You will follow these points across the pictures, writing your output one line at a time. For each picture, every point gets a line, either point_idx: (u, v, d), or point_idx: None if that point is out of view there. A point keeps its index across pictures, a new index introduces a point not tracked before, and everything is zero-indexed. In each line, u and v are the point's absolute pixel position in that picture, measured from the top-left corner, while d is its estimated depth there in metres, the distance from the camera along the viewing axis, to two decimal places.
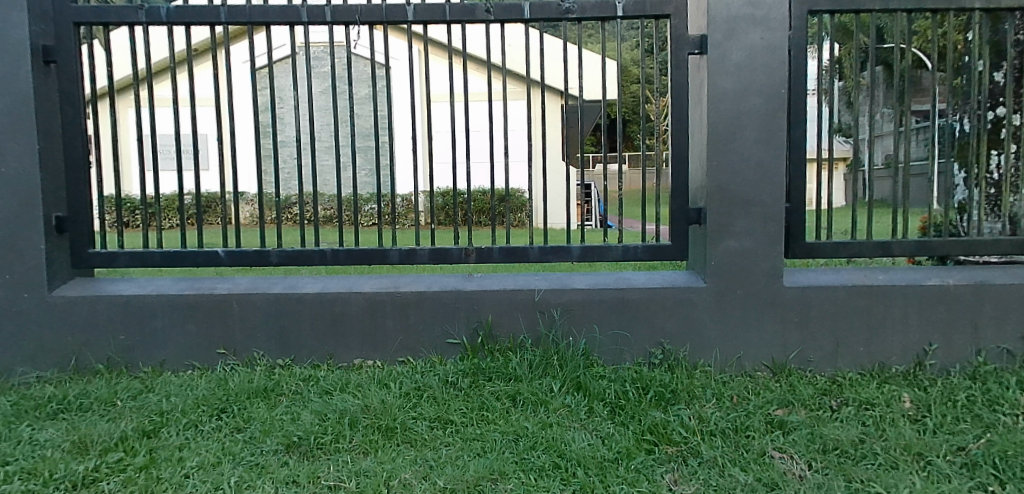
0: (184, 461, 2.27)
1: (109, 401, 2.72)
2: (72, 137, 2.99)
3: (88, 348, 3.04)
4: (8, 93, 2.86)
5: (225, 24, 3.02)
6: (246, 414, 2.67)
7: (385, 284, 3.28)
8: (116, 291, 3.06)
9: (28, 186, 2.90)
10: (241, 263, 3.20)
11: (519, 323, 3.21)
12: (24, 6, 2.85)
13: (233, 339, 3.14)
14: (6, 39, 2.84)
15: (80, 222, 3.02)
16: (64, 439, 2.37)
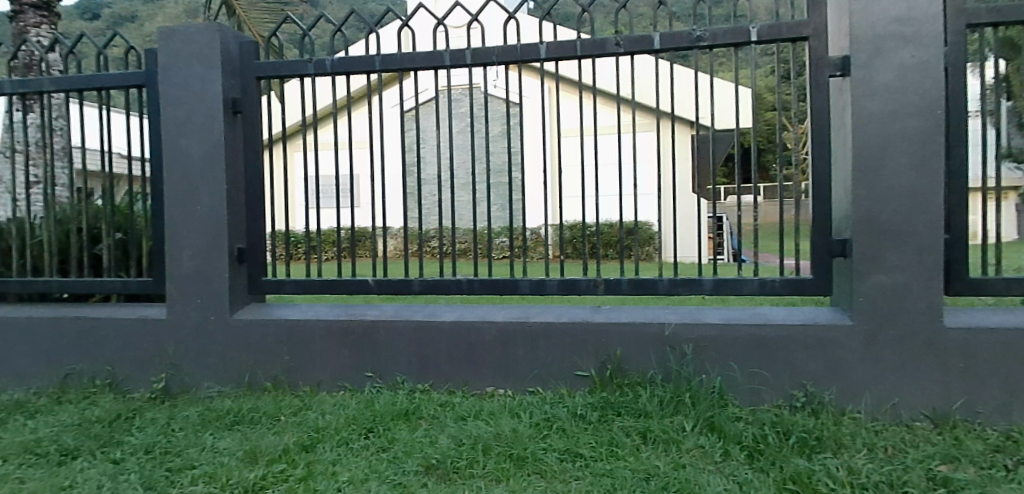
0: (337, 475, 2.53)
1: (275, 416, 3.06)
2: (252, 178, 3.43)
3: (258, 367, 3.40)
4: (205, 139, 3.31)
5: (379, 71, 3.38)
6: (390, 435, 2.91)
7: (517, 314, 3.43)
8: (284, 316, 3.42)
9: (217, 221, 3.32)
10: (388, 291, 3.51)
11: (648, 356, 3.19)
12: (220, 66, 3.30)
13: (379, 363, 3.43)
14: (204, 94, 3.31)
15: (258, 253, 3.44)
16: (239, 448, 2.70)
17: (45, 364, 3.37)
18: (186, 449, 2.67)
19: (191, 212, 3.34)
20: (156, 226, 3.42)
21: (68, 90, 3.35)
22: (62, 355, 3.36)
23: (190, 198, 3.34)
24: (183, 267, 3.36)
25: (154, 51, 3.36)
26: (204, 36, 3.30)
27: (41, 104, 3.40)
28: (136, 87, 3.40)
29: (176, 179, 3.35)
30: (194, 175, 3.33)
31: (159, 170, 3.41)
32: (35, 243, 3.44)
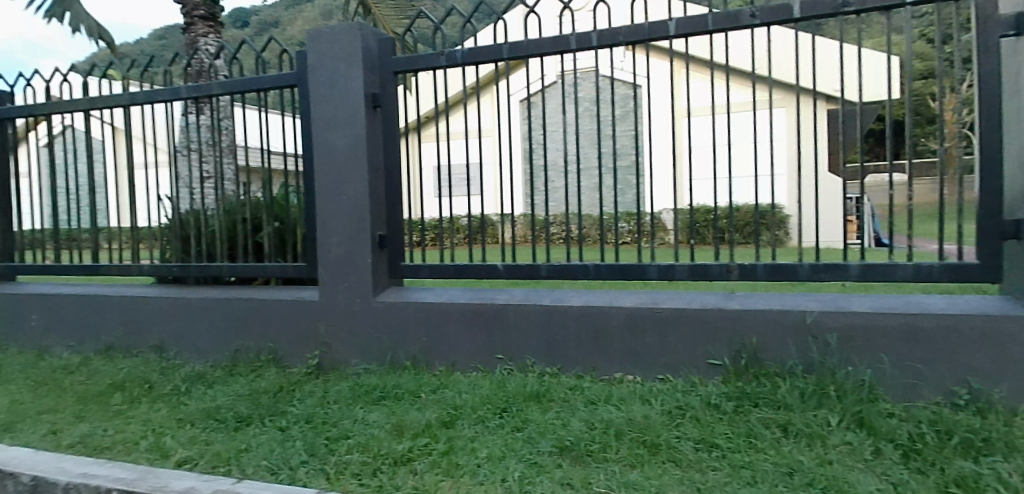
0: (476, 451, 2.65)
1: (416, 392, 3.24)
2: (391, 168, 3.64)
3: (398, 348, 3.62)
4: (349, 133, 3.56)
5: (507, 59, 3.44)
6: (524, 416, 2.99)
7: (645, 300, 3.39)
8: (420, 299, 3.62)
9: (361, 209, 3.56)
10: (517, 276, 3.60)
11: (787, 346, 3.04)
12: (361, 63, 3.51)
13: (509, 346, 3.53)
14: (349, 91, 3.54)
15: (397, 239, 3.66)
16: (386, 421, 2.90)
17: (216, 339, 3.74)
18: (340, 420, 2.89)
19: (338, 201, 3.60)
20: (308, 215, 3.72)
21: (233, 93, 3.70)
22: (231, 332, 3.72)
23: (337, 188, 3.60)
24: (332, 252, 3.63)
25: (304, 53, 3.64)
26: (347, 36, 3.52)
27: (210, 106, 3.77)
28: (288, 87, 3.70)
29: (325, 171, 3.63)
30: (340, 167, 3.59)
31: (310, 163, 3.69)
32: (209, 233, 3.86)
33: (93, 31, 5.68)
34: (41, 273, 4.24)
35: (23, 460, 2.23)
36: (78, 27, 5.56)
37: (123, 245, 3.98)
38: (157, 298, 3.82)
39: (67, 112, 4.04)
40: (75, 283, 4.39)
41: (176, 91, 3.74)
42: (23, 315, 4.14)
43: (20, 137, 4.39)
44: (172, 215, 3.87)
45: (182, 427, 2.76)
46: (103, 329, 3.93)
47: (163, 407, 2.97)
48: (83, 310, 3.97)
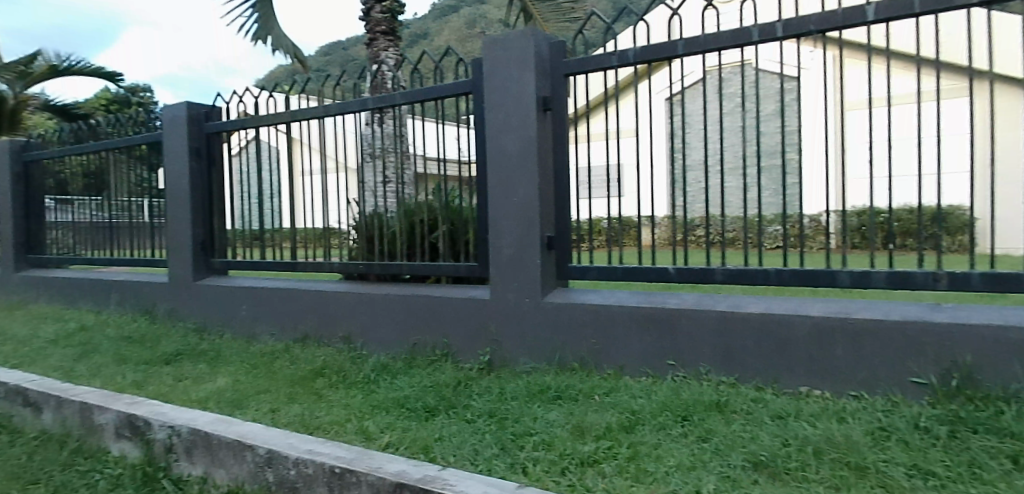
0: (664, 459, 2.56)
1: (590, 394, 3.21)
2: (560, 170, 3.64)
3: (566, 348, 3.61)
4: (521, 137, 3.61)
5: (682, 55, 3.32)
6: (708, 426, 2.85)
7: (835, 309, 3.12)
8: (588, 300, 3.59)
9: (531, 211, 3.61)
10: (689, 280, 3.46)
11: (1014, 366, 2.66)
12: (534, 67, 3.56)
13: (682, 352, 3.40)
14: (522, 96, 3.60)
15: (565, 240, 3.66)
16: (566, 421, 2.89)
17: (396, 333, 3.99)
18: (521, 417, 2.92)
19: (509, 204, 3.68)
20: (482, 217, 3.85)
21: (414, 102, 3.93)
22: (409, 327, 3.95)
23: (508, 190, 3.68)
24: (504, 253, 3.73)
25: (479, 61, 3.78)
26: (521, 41, 3.59)
27: (393, 116, 4.05)
28: (464, 94, 3.86)
29: (497, 174, 3.72)
30: (511, 170, 3.66)
31: (483, 167, 3.82)
32: (390, 234, 4.23)
33: (289, 52, 6.30)
34: (249, 269, 4.78)
35: (258, 434, 2.47)
36: (277, 50, 6.19)
37: (319, 244, 4.46)
38: (345, 293, 4.15)
39: (271, 124, 4.53)
40: (275, 278, 4.89)
41: (364, 102, 4.06)
42: (233, 305, 4.68)
43: (230, 142, 4.93)
44: (359, 217, 4.31)
45: (378, 414, 2.94)
46: (300, 320, 4.33)
47: (358, 395, 3.19)
48: (283, 301, 4.41)
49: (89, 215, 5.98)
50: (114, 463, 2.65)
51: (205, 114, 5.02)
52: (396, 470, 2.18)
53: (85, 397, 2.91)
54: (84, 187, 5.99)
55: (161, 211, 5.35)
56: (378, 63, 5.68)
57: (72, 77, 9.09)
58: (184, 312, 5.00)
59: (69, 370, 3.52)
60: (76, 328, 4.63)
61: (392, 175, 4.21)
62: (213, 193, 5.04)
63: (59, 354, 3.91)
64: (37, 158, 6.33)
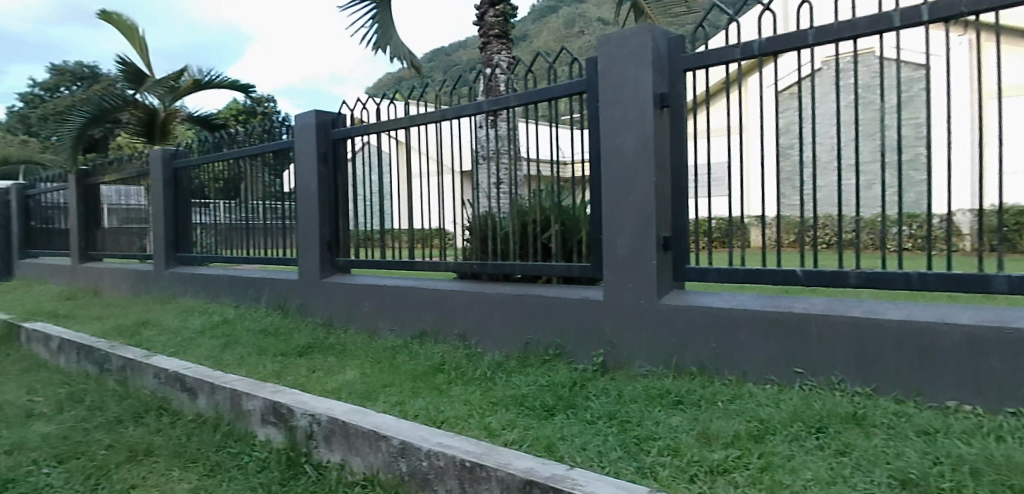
0: (800, 472, 2.33)
1: (712, 400, 3.08)
2: (678, 168, 3.53)
3: (686, 352, 3.48)
4: (636, 135, 3.53)
5: (813, 45, 3.06)
6: (845, 440, 2.59)
7: (989, 316, 2.76)
8: (708, 303, 3.43)
9: (647, 211, 3.52)
10: (819, 283, 3.23)
11: None
12: (650, 64, 3.47)
13: (811, 360, 3.15)
14: (637, 93, 3.53)
15: (682, 241, 3.54)
16: (691, 427, 2.79)
17: (510, 332, 4.05)
18: (643, 421, 2.84)
19: (624, 203, 3.62)
20: (596, 217, 3.82)
21: (527, 103, 3.99)
22: (523, 327, 4.00)
23: (623, 190, 3.62)
24: (618, 253, 3.67)
25: (594, 59, 3.76)
26: (637, 38, 3.52)
27: (507, 118, 4.14)
28: (578, 94, 3.86)
29: (612, 173, 3.67)
30: (626, 169, 3.59)
31: (597, 166, 3.79)
32: (502, 234, 4.33)
33: (405, 59, 6.55)
34: (371, 268, 5.08)
35: (392, 426, 2.55)
36: (393, 58, 6.46)
37: (435, 244, 4.67)
38: (460, 292, 4.28)
39: (392, 129, 4.78)
40: (393, 276, 5.12)
41: (479, 104, 4.18)
42: (356, 302, 4.94)
43: (353, 148, 5.24)
44: (473, 217, 4.46)
45: (498, 411, 2.97)
46: (418, 317, 4.51)
47: (476, 391, 3.26)
48: (402, 299, 4.61)
49: (228, 217, 6.51)
50: (261, 446, 2.86)
51: (332, 121, 5.35)
52: (524, 468, 2.10)
53: (235, 384, 3.17)
54: (223, 191, 6.54)
55: (293, 213, 5.77)
56: (491, 66, 5.91)
57: (212, 90, 9.95)
58: (312, 307, 5.34)
59: (218, 359, 3.85)
60: (219, 320, 5.06)
61: (505, 177, 4.30)
62: (338, 196, 5.36)
63: (207, 344, 4.29)
64: (184, 165, 6.97)
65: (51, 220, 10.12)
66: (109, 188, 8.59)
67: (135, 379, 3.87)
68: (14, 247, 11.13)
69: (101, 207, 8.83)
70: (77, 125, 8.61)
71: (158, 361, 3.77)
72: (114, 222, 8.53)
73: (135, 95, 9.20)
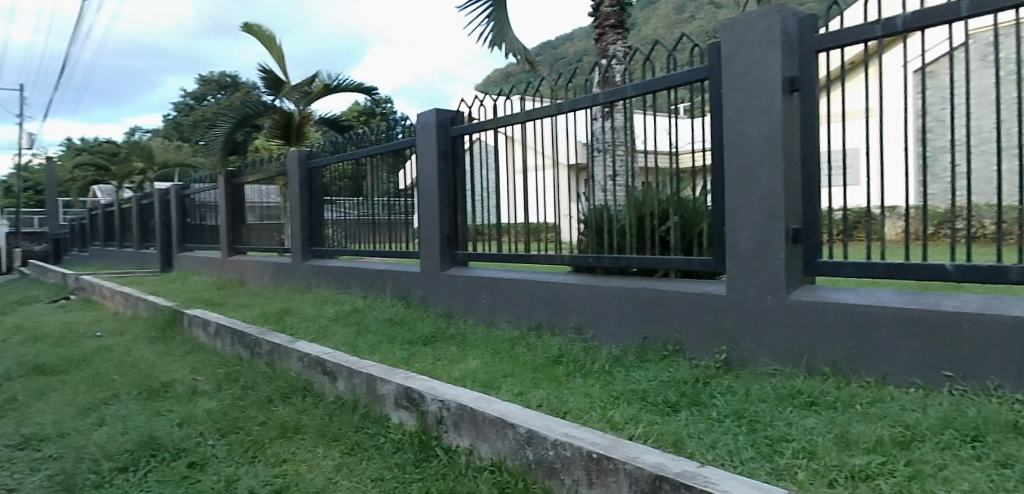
0: (954, 483, 2.06)
1: (850, 403, 2.86)
2: (810, 156, 3.34)
3: (817, 351, 3.24)
4: (764, 121, 3.37)
5: (968, 18, 2.74)
6: (1007, 451, 2.27)
7: None
8: (841, 299, 3.17)
9: (775, 202, 3.35)
10: (973, 278, 2.84)
11: None
12: (779, 47, 3.29)
13: (963, 361, 2.78)
14: (765, 78, 3.36)
15: (814, 233, 3.34)
16: (828, 430, 2.61)
17: (629, 326, 4.02)
18: (774, 421, 2.73)
19: (749, 194, 3.47)
20: (719, 209, 3.69)
21: (645, 93, 3.95)
22: (641, 321, 3.96)
23: (749, 180, 3.47)
24: (743, 247, 3.52)
25: (717, 44, 3.61)
26: (764, 20, 3.35)
27: (624, 110, 4.12)
28: (700, 82, 3.74)
29: (736, 163, 3.54)
30: (752, 158, 3.44)
31: (720, 155, 3.67)
32: (619, 227, 4.32)
33: (519, 55, 6.64)
34: (488, 261, 5.26)
35: (518, 414, 2.58)
36: (508, 54, 6.57)
37: (549, 238, 4.75)
38: (576, 285, 4.32)
39: (508, 124, 4.90)
40: (510, 270, 5.24)
41: (595, 97, 4.20)
42: (476, 294, 5.12)
43: (470, 144, 5.42)
44: (589, 211, 4.48)
45: (620, 405, 2.97)
46: (535, 309, 4.60)
47: (596, 384, 3.28)
48: (518, 292, 4.73)
49: (356, 213, 6.95)
50: (395, 429, 3.05)
51: (451, 119, 5.55)
52: (655, 462, 2.02)
53: (370, 370, 3.40)
54: (351, 189, 6.99)
55: (415, 208, 6.06)
56: (606, 56, 5.90)
57: (340, 93, 10.60)
58: (433, 299, 5.59)
59: (353, 346, 4.15)
60: (350, 309, 5.43)
61: (621, 169, 4.28)
62: (456, 191, 5.57)
63: (342, 331, 4.63)
64: (317, 165, 7.49)
65: (204, 217, 11.27)
66: (252, 187, 9.42)
67: (282, 362, 4.26)
68: (174, 242, 12.53)
69: (245, 205, 9.71)
70: (224, 131, 9.56)
71: (301, 346, 4.13)
72: (255, 218, 9.35)
73: (274, 101, 9.98)
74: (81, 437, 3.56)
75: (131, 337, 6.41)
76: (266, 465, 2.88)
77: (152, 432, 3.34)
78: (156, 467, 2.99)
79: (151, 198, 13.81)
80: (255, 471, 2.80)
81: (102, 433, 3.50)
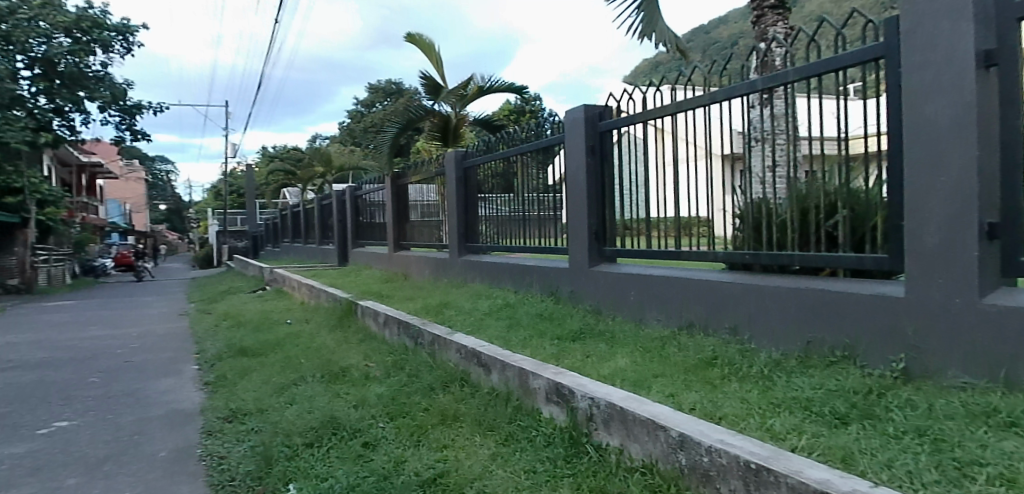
0: None
1: None
2: (1013, 139, 2.84)
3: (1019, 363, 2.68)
4: (952, 103, 2.94)
5: None
6: None
7: None
8: None
9: (966, 193, 2.90)
10: None
11: None
12: (971, 16, 2.85)
13: None
14: (953, 53, 2.92)
15: (1017, 228, 2.82)
16: None
17: (789, 328, 3.75)
18: (963, 442, 2.36)
19: (932, 183, 3.04)
20: (897, 203, 3.27)
21: (809, 77, 3.65)
22: (803, 323, 3.66)
23: (934, 170, 3.04)
24: (926, 244, 3.09)
25: (895, 18, 3.20)
26: None
27: (786, 96, 3.83)
28: (873, 60, 3.35)
29: (917, 150, 3.12)
30: (937, 145, 3.01)
31: (897, 142, 3.26)
32: (779, 222, 4.06)
33: (671, 44, 6.44)
34: (637, 257, 5.20)
35: (669, 417, 2.53)
36: (659, 44, 6.40)
37: (701, 232, 4.61)
38: (731, 283, 4.13)
39: (659, 116, 4.79)
40: (660, 266, 5.14)
41: (753, 83, 3.98)
42: (624, 290, 5.09)
43: (618, 139, 5.37)
44: (746, 204, 4.25)
45: (780, 413, 2.79)
46: (687, 308, 4.47)
47: (753, 390, 3.12)
48: (669, 289, 4.62)
49: (508, 209, 7.20)
50: (546, 422, 3.14)
51: (599, 113, 5.55)
52: (823, 478, 1.86)
53: (522, 364, 3.54)
54: (502, 186, 7.25)
55: (563, 204, 6.15)
56: (764, 39, 5.56)
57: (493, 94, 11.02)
58: (582, 295, 5.65)
59: (506, 339, 4.33)
60: (502, 304, 5.67)
61: (781, 158, 4.00)
62: (604, 187, 5.54)
63: (494, 325, 4.85)
64: (472, 164, 7.88)
65: (374, 215, 12.33)
66: (414, 187, 10.14)
67: (441, 353, 4.57)
68: (349, 238, 13.88)
69: (408, 204, 10.48)
70: (390, 135, 10.45)
71: (458, 338, 4.40)
72: (417, 216, 10.05)
73: (432, 105, 10.62)
74: (278, 413, 4.12)
75: (314, 325, 7.26)
76: (429, 449, 3.13)
77: (333, 412, 3.77)
78: (337, 444, 3.38)
79: (331, 198, 15.41)
80: (419, 454, 3.06)
81: (293, 410, 4.02)
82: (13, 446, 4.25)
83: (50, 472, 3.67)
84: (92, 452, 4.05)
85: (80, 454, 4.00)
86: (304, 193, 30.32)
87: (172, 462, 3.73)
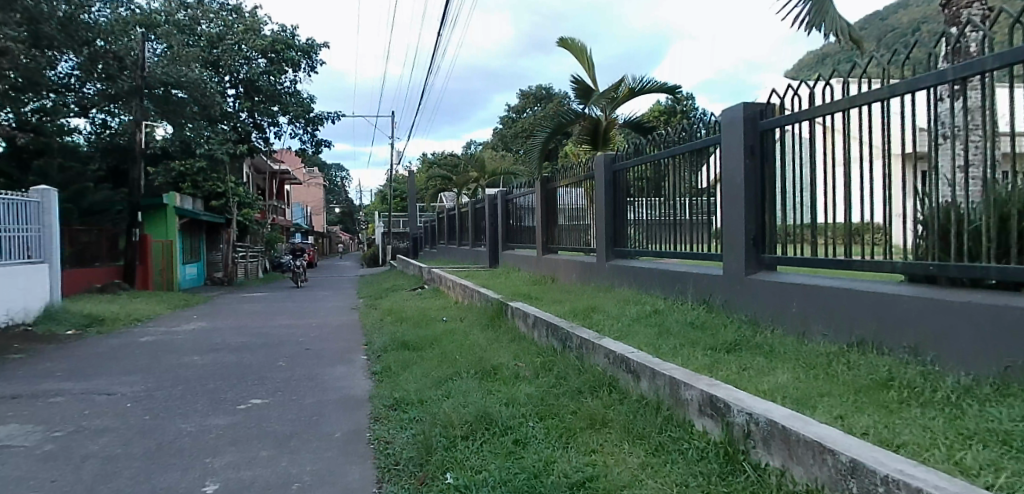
0: None
1: None
2: None
3: None
4: None
5: None
6: None
7: None
8: None
9: None
10: None
11: None
12: None
13: None
14: None
15: None
16: None
17: (981, 350, 3.27)
18: None
19: None
20: None
21: (1008, 65, 3.15)
22: (998, 346, 3.18)
23: None
24: None
25: None
26: None
27: (982, 86, 3.34)
28: None
29: None
30: None
31: None
32: (973, 230, 3.57)
33: (843, 34, 5.94)
34: (800, 266, 4.86)
35: (837, 440, 2.33)
36: (828, 35, 5.92)
37: (877, 240, 4.19)
38: (912, 297, 3.71)
39: (829, 113, 4.43)
40: (828, 276, 4.76)
41: (941, 74, 3.53)
42: (786, 301, 4.78)
43: (781, 139, 5.05)
44: (931, 209, 3.80)
45: (973, 446, 2.46)
46: (858, 323, 4.10)
47: (938, 417, 2.80)
48: (837, 301, 4.27)
49: (658, 213, 7.06)
50: (699, 436, 3.06)
51: (760, 112, 5.26)
52: None
53: (673, 373, 3.48)
54: (652, 190, 7.13)
55: (717, 208, 5.91)
56: (956, 23, 4.96)
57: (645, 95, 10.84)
58: (737, 303, 5.39)
59: (656, 347, 4.27)
60: (651, 310, 5.58)
61: (976, 157, 3.52)
62: (764, 190, 5.24)
63: (643, 331, 4.81)
64: (621, 167, 7.84)
65: (523, 219, 12.68)
66: (562, 191, 10.30)
67: (589, 357, 4.62)
68: (499, 240, 14.43)
69: (556, 208, 10.66)
70: (541, 139, 10.71)
71: (607, 343, 4.42)
72: (565, 220, 10.17)
73: (583, 108, 10.70)
74: (436, 405, 4.44)
75: (468, 323, 7.66)
76: (578, 452, 3.20)
77: (486, 408, 3.98)
78: (489, 439, 3.57)
79: (483, 202, 16.11)
80: (568, 456, 3.14)
81: (450, 404, 4.30)
82: (220, 417, 5.00)
83: (248, 443, 4.27)
84: (280, 428, 4.64)
85: (271, 429, 4.61)
86: (458, 196, 31.99)
87: (344, 443, 4.17)
